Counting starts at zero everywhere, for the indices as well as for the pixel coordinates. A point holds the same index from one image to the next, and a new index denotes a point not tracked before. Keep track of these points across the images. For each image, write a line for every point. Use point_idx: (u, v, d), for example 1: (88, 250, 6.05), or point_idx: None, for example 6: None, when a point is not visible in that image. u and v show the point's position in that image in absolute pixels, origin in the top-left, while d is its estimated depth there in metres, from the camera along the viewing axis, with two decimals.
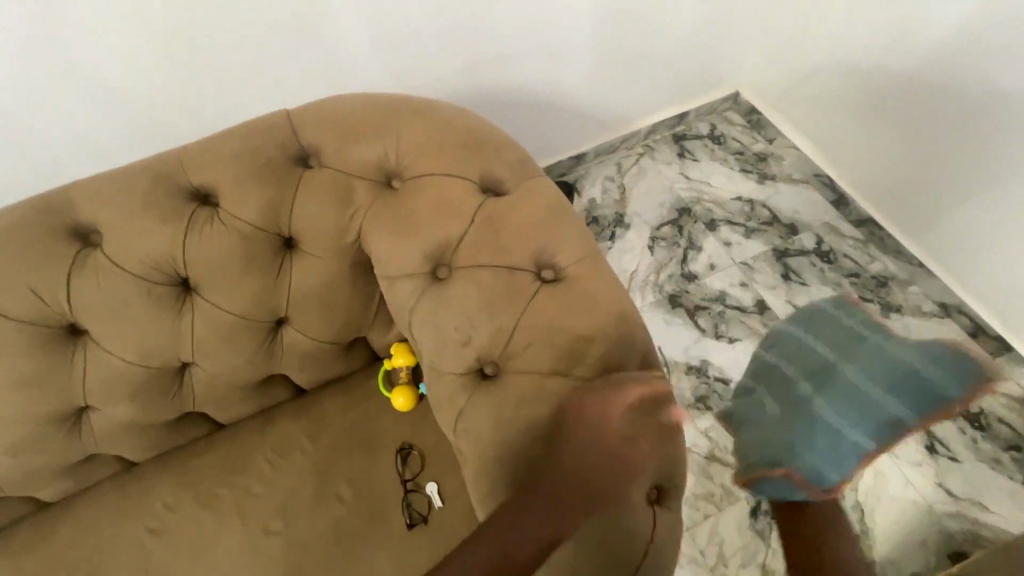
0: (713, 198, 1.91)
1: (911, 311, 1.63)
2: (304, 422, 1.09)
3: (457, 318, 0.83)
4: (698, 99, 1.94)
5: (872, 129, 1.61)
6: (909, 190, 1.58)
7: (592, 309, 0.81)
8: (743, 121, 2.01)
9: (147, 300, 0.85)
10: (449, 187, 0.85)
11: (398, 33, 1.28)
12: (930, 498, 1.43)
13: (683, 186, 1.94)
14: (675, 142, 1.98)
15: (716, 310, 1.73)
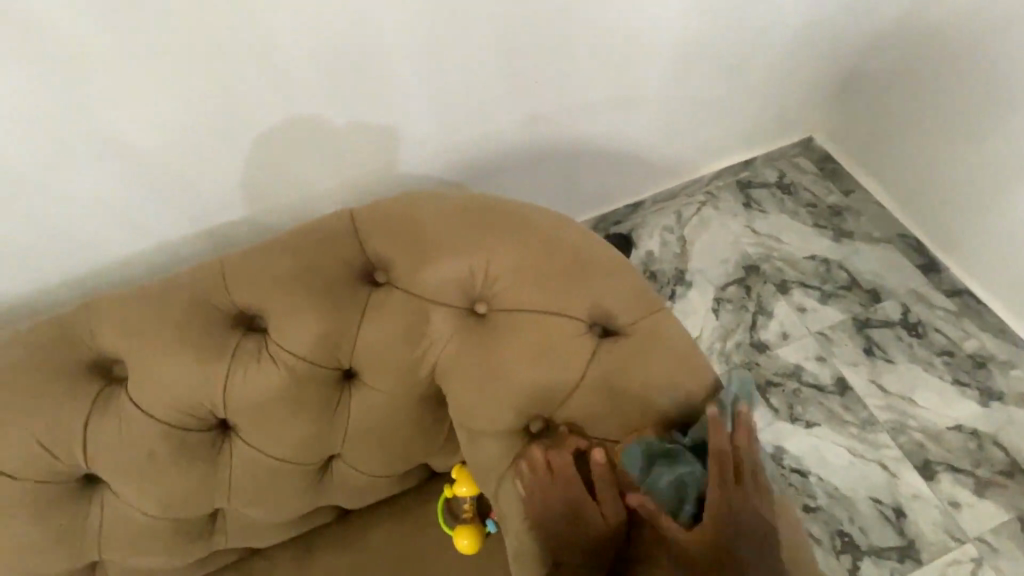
0: (783, 255, 1.57)
1: (1015, 399, 1.37)
2: (349, 554, 0.94)
3: (556, 493, 0.64)
4: (769, 142, 1.54)
5: (953, 158, 1.34)
6: (990, 229, 1.34)
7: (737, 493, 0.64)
8: (815, 168, 1.62)
9: (180, 450, 0.71)
10: (555, 325, 0.69)
11: (360, 53, 0.78)
12: None
13: (749, 241, 1.58)
14: (740, 190, 1.60)
15: (791, 388, 1.44)
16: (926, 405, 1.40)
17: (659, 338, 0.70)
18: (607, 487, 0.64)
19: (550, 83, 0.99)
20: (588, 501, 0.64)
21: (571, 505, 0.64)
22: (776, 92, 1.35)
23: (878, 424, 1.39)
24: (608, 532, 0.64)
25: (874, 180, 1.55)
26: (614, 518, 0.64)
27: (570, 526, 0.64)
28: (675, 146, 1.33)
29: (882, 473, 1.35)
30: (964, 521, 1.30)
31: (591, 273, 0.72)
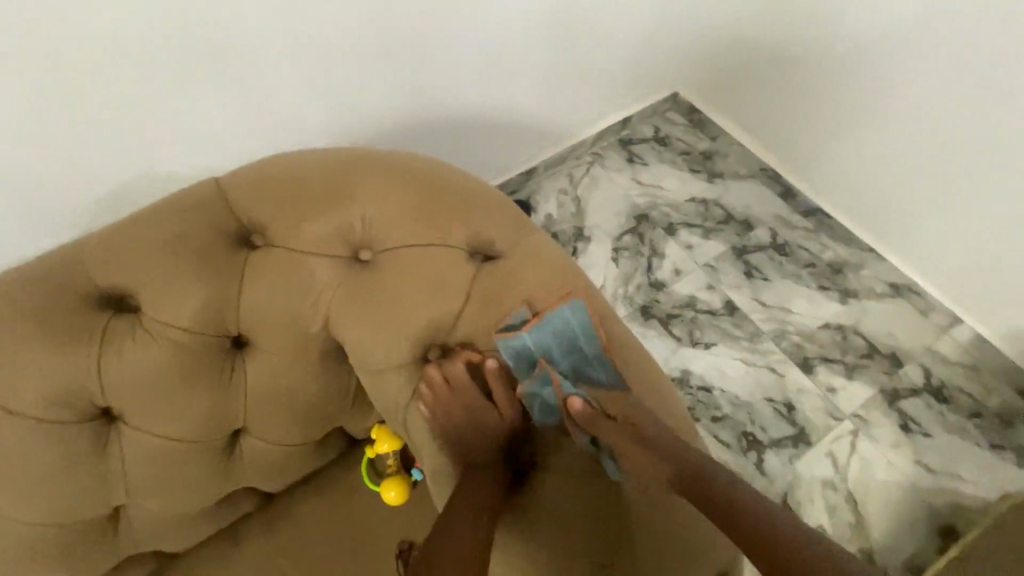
0: (667, 201, 1.72)
1: (866, 294, 1.59)
2: (280, 536, 0.93)
3: (468, 409, 0.70)
4: (640, 100, 1.70)
5: (795, 99, 1.51)
6: (831, 156, 1.52)
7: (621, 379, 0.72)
8: (684, 120, 1.79)
9: (61, 446, 0.67)
10: (571, 399, 0.69)
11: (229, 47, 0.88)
12: (914, 477, 1.46)
13: (637, 193, 1.73)
14: (623, 147, 1.76)
15: (689, 316, 1.61)
16: (800, 311, 1.60)
17: (532, 255, 0.74)
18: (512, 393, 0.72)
19: (408, 48, 1.08)
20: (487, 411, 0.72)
21: (473, 416, 0.71)
22: (632, 53, 1.50)
23: (763, 334, 1.59)
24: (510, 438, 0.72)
25: (734, 126, 1.73)
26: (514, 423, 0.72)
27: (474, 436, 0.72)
28: (542, 106, 1.44)
29: (772, 376, 1.55)
30: (840, 400, 1.53)
31: (464, 204, 0.76)
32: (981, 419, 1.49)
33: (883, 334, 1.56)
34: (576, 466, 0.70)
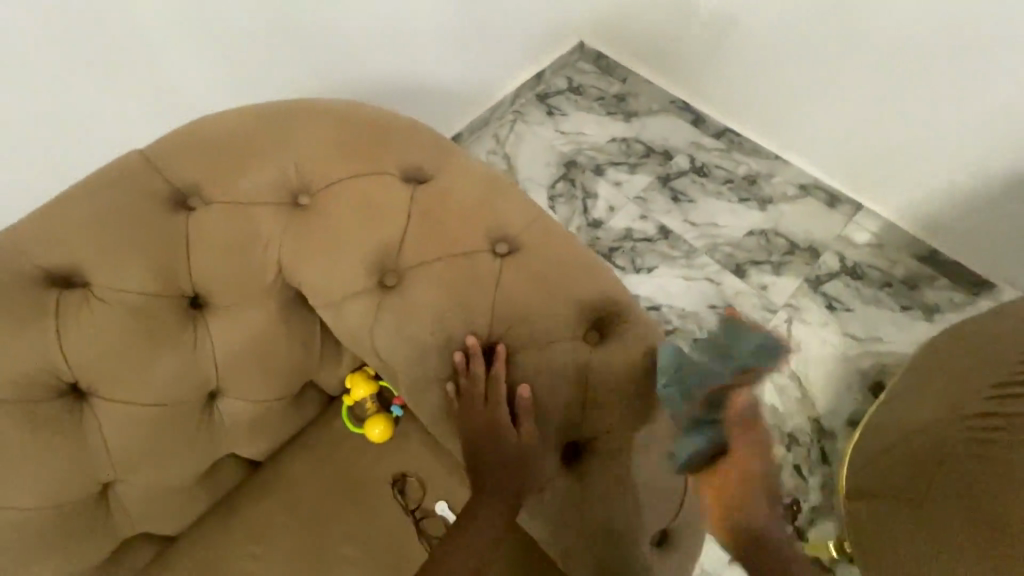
0: (591, 145, 1.84)
1: (780, 199, 1.76)
2: (271, 498, 0.94)
3: (429, 323, 0.74)
4: (548, 54, 1.84)
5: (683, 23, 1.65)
6: (726, 73, 1.67)
7: (568, 269, 0.77)
8: (593, 67, 1.92)
9: (35, 425, 0.69)
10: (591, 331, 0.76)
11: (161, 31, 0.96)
12: (844, 347, 1.65)
13: (562, 141, 1.84)
14: (541, 101, 1.87)
15: (628, 247, 1.73)
16: (725, 224, 1.76)
17: (463, 173, 0.80)
18: (467, 300, 0.74)
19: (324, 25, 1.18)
20: (474, 407, 0.74)
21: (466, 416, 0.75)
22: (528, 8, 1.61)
23: (698, 250, 1.73)
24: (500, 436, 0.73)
25: (638, 65, 1.85)
26: (503, 422, 0.73)
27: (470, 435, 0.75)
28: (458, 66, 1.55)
29: (711, 285, 1.70)
30: (772, 293, 1.70)
31: (390, 136, 0.81)
32: (892, 287, 1.68)
33: (799, 229, 1.74)
34: (536, 354, 0.74)
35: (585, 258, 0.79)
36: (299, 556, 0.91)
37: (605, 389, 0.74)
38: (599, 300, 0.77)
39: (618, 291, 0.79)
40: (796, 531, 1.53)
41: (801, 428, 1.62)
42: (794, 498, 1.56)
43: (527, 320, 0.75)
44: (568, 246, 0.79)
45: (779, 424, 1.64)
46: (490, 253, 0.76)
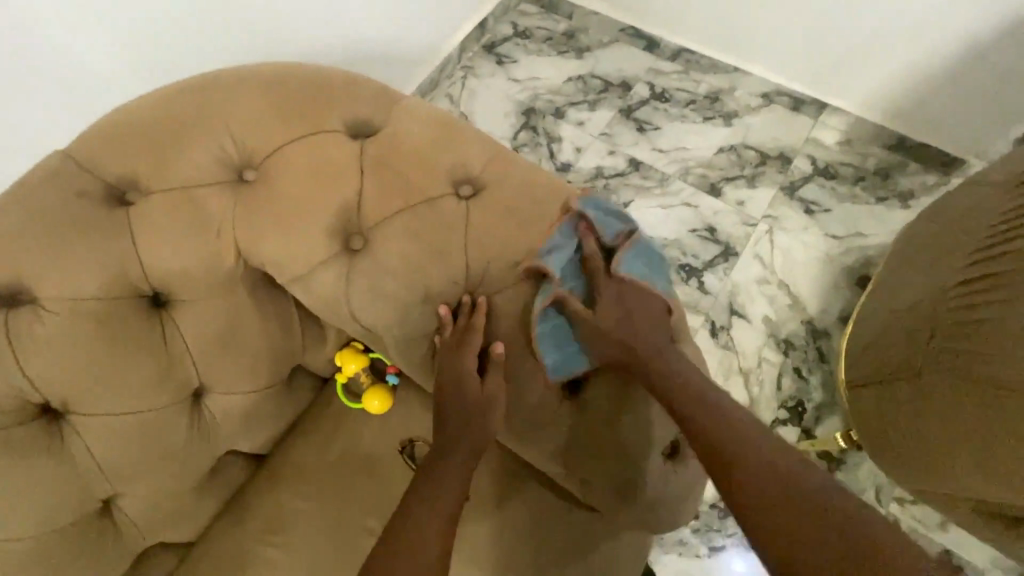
0: (548, 87, 1.95)
1: (746, 111, 1.87)
2: (280, 487, 0.93)
3: (403, 279, 0.71)
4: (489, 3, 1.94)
5: None
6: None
7: (535, 200, 0.74)
8: (538, 9, 2.03)
9: (6, 450, 0.65)
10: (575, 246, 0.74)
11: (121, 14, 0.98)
12: (827, 248, 1.76)
13: (517, 89, 1.93)
14: (489, 52, 1.98)
15: (600, 186, 1.84)
16: (693, 145, 1.87)
17: (410, 119, 0.75)
18: (438, 250, 0.71)
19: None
20: (444, 361, 0.71)
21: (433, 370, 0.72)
22: None
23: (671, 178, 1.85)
24: (466, 384, 0.71)
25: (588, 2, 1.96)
26: (470, 369, 0.70)
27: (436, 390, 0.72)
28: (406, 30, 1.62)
29: (688, 209, 1.82)
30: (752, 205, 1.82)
31: (327, 93, 0.76)
32: (865, 181, 1.78)
33: (768, 140, 1.85)
34: (512, 290, 0.72)
35: (550, 186, 0.76)
36: (318, 538, 0.90)
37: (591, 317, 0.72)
38: (575, 228, 0.75)
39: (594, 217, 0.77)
40: (803, 430, 1.60)
41: (795, 332, 1.71)
42: (797, 399, 1.64)
43: (495, 260, 0.72)
44: (531, 177, 0.76)
45: (775, 333, 1.72)
46: (452, 195, 0.73)
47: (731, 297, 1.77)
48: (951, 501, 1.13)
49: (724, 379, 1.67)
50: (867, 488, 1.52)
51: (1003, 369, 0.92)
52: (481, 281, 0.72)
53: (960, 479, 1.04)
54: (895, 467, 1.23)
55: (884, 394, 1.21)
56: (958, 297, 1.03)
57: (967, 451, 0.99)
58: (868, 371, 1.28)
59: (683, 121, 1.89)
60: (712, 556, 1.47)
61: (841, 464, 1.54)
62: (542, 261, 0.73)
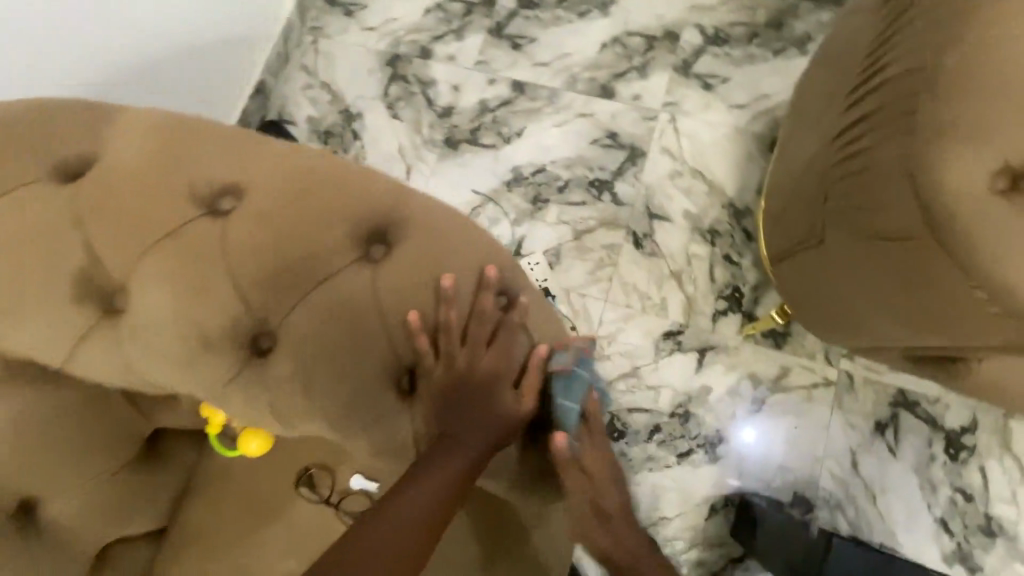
0: (408, 28, 1.95)
1: None
2: (192, 556, 0.93)
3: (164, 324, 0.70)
4: None
5: None
6: None
7: (291, 192, 0.72)
8: None
9: None
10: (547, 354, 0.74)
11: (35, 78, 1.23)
12: (737, 121, 1.71)
13: (375, 39, 1.96)
14: (334, 5, 2.00)
15: (488, 120, 1.83)
16: (577, 49, 1.83)
17: (139, 137, 0.74)
18: (191, 279, 0.69)
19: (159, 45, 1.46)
20: (458, 367, 0.71)
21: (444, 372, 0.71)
22: None
23: (560, 90, 1.82)
24: (498, 391, 0.72)
25: None
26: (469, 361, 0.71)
27: (446, 391, 0.71)
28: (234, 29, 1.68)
29: (585, 120, 1.78)
30: (650, 92, 1.77)
31: (48, 125, 0.75)
32: (758, 37, 1.75)
33: (651, 18, 1.81)
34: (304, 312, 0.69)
35: (312, 178, 0.73)
36: None
37: (395, 311, 0.70)
38: (359, 221, 0.72)
39: (379, 197, 0.73)
40: (745, 314, 1.57)
41: (718, 220, 1.65)
42: (734, 286, 1.59)
43: (272, 286, 0.69)
44: (281, 172, 0.72)
45: (698, 225, 1.65)
46: (216, 218, 0.71)
47: (647, 201, 1.69)
48: (878, 352, 1.12)
49: (657, 287, 1.62)
50: (816, 353, 1.51)
51: (873, 219, 0.88)
52: (249, 301, 0.70)
53: (880, 330, 1.02)
54: (823, 330, 1.21)
55: (799, 262, 1.16)
56: (839, 150, 0.95)
57: (875, 305, 0.97)
58: (780, 246, 1.24)
59: (559, 19, 1.87)
60: (683, 463, 1.48)
61: (787, 338, 1.53)
62: (329, 270, 0.70)
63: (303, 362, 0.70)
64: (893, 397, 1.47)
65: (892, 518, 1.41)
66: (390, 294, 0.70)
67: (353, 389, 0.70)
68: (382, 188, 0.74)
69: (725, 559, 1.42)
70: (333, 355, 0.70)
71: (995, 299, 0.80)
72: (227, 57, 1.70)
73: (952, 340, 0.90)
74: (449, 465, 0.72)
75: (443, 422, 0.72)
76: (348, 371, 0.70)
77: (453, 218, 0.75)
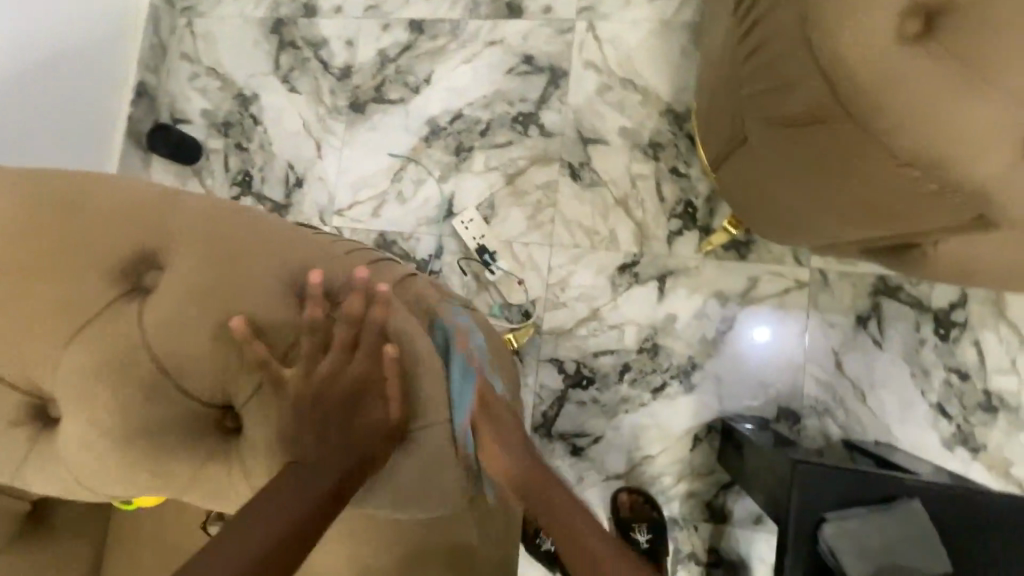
0: None
1: None
2: None
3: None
4: None
5: None
6: None
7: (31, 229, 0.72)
8: None
9: None
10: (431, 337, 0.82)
11: None
12: (662, 13, 1.50)
13: (253, 6, 1.76)
14: None
15: (391, 73, 1.64)
16: None
17: None
18: None
19: None
20: (322, 373, 0.69)
21: (304, 381, 0.69)
22: None
23: (461, 20, 1.61)
24: (361, 395, 0.71)
25: None
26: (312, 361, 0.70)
27: (311, 401, 0.69)
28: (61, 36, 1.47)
29: (494, 49, 1.58)
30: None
31: None
32: None
33: None
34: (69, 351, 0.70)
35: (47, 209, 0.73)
36: None
37: (190, 325, 0.71)
38: (120, 245, 0.73)
39: (135, 211, 0.76)
40: (702, 229, 1.43)
41: (658, 130, 1.48)
42: (686, 201, 1.45)
43: (45, 322, 0.70)
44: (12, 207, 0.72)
45: (637, 142, 1.49)
46: None
47: (578, 126, 1.52)
48: (836, 247, 0.99)
49: (603, 218, 1.47)
50: (783, 256, 1.38)
51: (788, 103, 0.73)
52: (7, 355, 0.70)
53: (825, 226, 0.90)
54: (779, 231, 1.10)
55: (734, 165, 1.02)
56: (742, 37, 0.82)
57: (813, 201, 0.84)
58: (716, 149, 1.10)
59: None
60: (658, 398, 1.39)
61: (750, 246, 1.40)
62: (97, 303, 0.71)
63: (103, 392, 0.70)
64: (873, 287, 1.34)
65: (886, 413, 1.31)
66: (166, 309, 0.72)
67: (158, 402, 0.71)
68: (136, 207, 0.76)
69: (716, 486, 1.35)
70: (120, 379, 0.70)
71: (932, 176, 0.67)
72: (77, 75, 1.53)
73: (901, 227, 0.78)
74: (323, 490, 0.67)
75: (308, 441, 0.68)
76: (144, 388, 0.70)
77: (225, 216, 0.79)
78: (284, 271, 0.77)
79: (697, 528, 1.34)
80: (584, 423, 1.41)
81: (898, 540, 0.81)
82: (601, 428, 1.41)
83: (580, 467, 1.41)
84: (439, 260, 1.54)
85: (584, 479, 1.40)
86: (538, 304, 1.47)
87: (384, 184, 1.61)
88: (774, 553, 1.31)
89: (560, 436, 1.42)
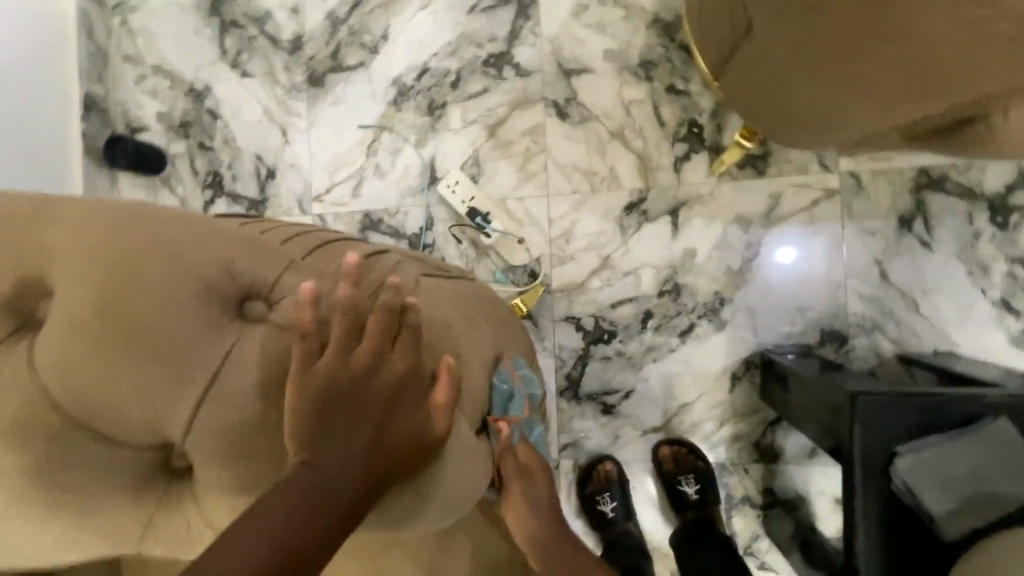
0: None
1: None
2: None
3: None
4: None
5: None
6: None
7: None
8: None
9: None
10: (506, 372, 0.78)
11: None
12: None
13: None
14: None
15: (345, 37, 1.49)
16: None
17: None
18: None
19: None
20: (362, 370, 0.52)
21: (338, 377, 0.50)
22: None
23: None
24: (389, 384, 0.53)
25: None
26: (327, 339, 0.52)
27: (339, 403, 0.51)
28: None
29: None
30: None
31: None
32: None
33: None
34: None
35: None
36: None
37: (81, 351, 0.46)
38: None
39: (17, 216, 0.49)
40: (711, 150, 1.28)
41: (647, 46, 1.31)
42: (689, 121, 1.29)
43: None
44: None
45: (626, 63, 1.32)
46: None
47: (557, 57, 1.36)
48: (868, 138, 0.87)
49: (600, 156, 1.33)
50: (807, 165, 1.23)
51: None
52: None
53: (861, 111, 0.78)
54: (798, 136, 0.97)
55: (744, 61, 0.89)
56: None
57: (845, 84, 0.72)
58: (716, 49, 0.96)
59: None
60: (687, 341, 1.28)
61: (767, 159, 1.25)
62: None
63: None
64: (913, 182, 1.19)
65: (942, 319, 1.18)
66: (64, 344, 0.47)
67: (71, 455, 0.49)
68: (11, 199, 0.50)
69: (763, 425, 1.25)
70: (24, 436, 0.47)
71: (999, 15, 0.53)
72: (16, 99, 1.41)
73: (960, 89, 0.64)
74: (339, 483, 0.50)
75: (327, 426, 0.50)
76: (50, 439, 0.48)
77: (167, 221, 0.52)
78: (249, 272, 0.54)
79: (748, 471, 1.26)
80: (612, 379, 1.31)
81: (984, 465, 0.71)
82: (630, 382, 1.31)
83: (614, 426, 1.32)
84: (431, 231, 1.42)
85: (620, 437, 1.32)
86: (544, 261, 1.35)
87: (360, 160, 1.48)
88: (834, 484, 1.22)
89: (588, 397, 1.33)
